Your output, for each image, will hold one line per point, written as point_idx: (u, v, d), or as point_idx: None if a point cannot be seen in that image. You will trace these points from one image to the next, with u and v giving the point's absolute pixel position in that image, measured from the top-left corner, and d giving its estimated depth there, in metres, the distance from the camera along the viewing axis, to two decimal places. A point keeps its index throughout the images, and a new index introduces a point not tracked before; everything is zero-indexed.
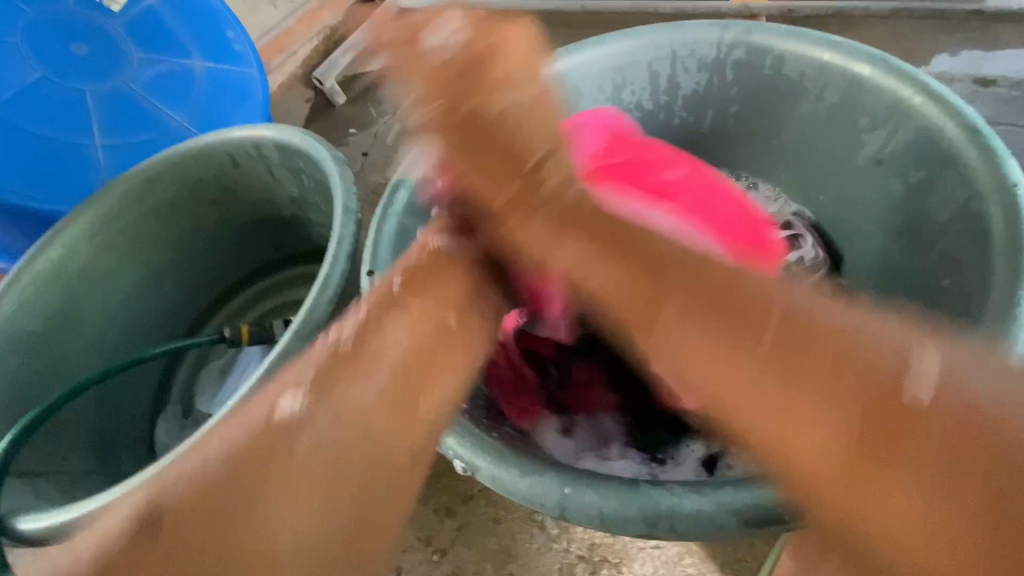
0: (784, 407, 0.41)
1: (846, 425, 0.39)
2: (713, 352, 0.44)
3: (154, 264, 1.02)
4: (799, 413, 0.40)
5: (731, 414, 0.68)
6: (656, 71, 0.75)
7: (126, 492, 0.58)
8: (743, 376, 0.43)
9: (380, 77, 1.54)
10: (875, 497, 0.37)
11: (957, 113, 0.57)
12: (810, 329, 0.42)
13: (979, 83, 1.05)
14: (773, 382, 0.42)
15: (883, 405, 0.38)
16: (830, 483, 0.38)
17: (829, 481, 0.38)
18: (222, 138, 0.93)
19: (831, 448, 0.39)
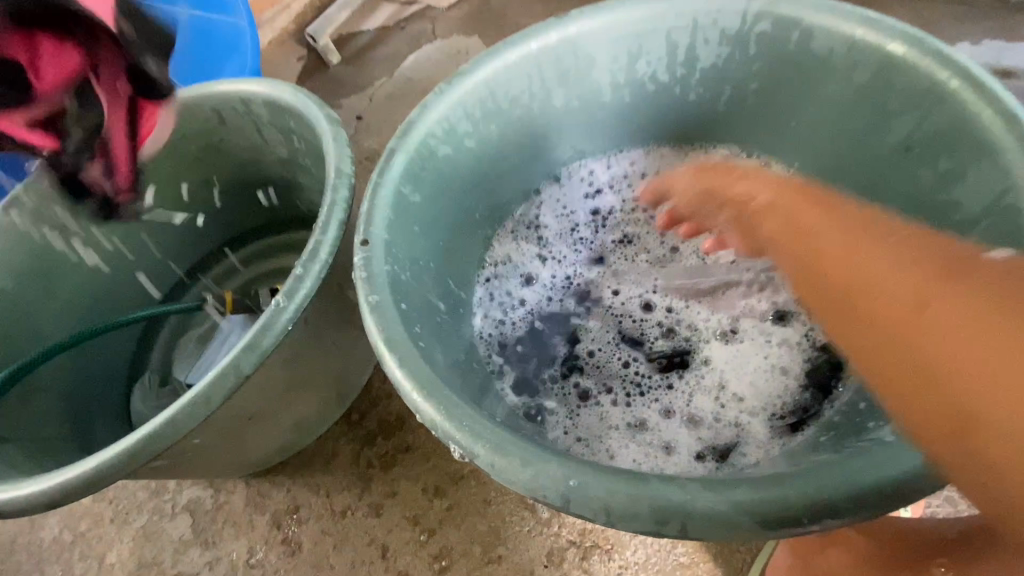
0: (872, 295, 0.47)
1: (995, 321, 0.41)
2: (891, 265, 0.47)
3: (133, 223, 0.97)
4: (878, 258, 0.48)
5: (751, 387, 0.67)
6: (675, 40, 0.71)
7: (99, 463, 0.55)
8: (893, 272, 0.47)
9: (377, 37, 1.47)
10: (968, 357, 0.40)
11: (999, 99, 0.54)
12: (921, 258, 0.47)
13: (999, 75, 1.02)
14: (895, 267, 0.47)
15: (956, 270, 0.46)
16: (982, 410, 0.39)
17: (950, 385, 0.41)
18: (209, 91, 0.89)
19: (960, 348, 0.41)
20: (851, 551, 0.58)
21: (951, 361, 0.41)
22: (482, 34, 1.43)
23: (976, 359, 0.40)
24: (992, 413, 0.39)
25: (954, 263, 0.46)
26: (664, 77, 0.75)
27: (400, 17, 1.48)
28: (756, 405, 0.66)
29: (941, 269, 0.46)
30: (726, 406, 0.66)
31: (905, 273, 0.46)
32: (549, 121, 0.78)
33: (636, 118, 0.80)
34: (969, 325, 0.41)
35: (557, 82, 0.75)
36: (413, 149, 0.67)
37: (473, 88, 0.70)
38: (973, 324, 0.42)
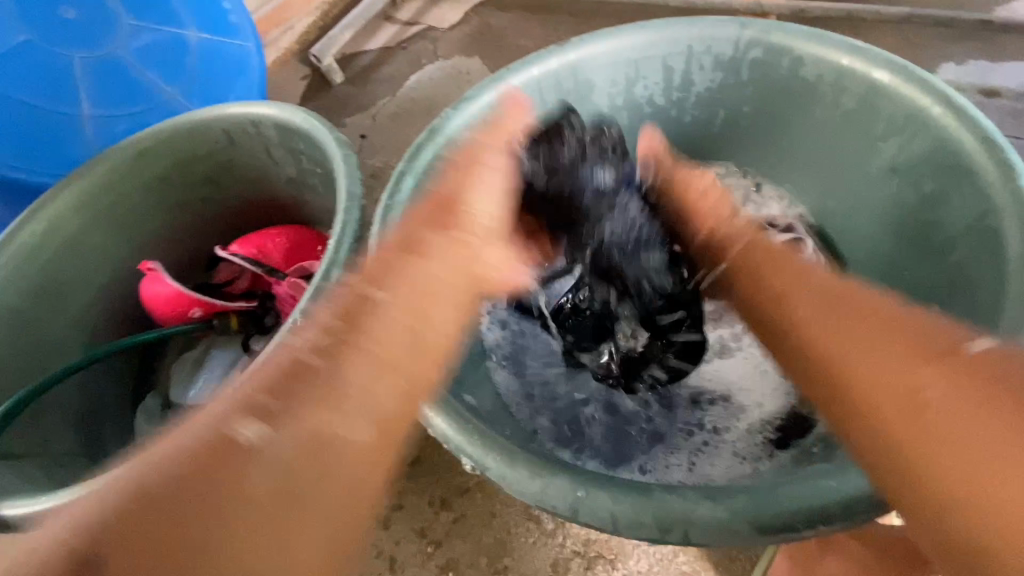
0: (956, 438, 0.36)
1: (948, 408, 0.37)
2: (872, 372, 0.41)
3: (144, 241, 1.00)
4: (976, 422, 0.36)
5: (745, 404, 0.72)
6: (670, 66, 0.75)
7: None
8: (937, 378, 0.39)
9: (379, 57, 1.51)
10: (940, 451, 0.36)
11: (976, 126, 0.57)
12: (901, 333, 0.43)
13: (983, 95, 1.04)
14: (957, 394, 0.38)
15: (950, 356, 0.40)
16: (952, 481, 0.35)
17: (961, 485, 0.35)
18: (219, 114, 0.92)
19: (974, 443, 0.35)
20: (854, 559, 0.61)
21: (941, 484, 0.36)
22: (484, 55, 1.46)
23: (986, 465, 0.35)
24: (992, 484, 0.34)
25: (977, 370, 0.38)
26: (661, 101, 0.78)
27: (401, 38, 1.52)
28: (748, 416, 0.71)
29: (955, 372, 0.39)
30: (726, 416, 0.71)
31: (909, 369, 0.40)
32: None
33: (633, 139, 0.84)
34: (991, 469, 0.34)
35: (559, 106, 0.77)
36: (421, 171, 0.70)
37: (477, 112, 0.73)
38: (924, 409, 0.38)
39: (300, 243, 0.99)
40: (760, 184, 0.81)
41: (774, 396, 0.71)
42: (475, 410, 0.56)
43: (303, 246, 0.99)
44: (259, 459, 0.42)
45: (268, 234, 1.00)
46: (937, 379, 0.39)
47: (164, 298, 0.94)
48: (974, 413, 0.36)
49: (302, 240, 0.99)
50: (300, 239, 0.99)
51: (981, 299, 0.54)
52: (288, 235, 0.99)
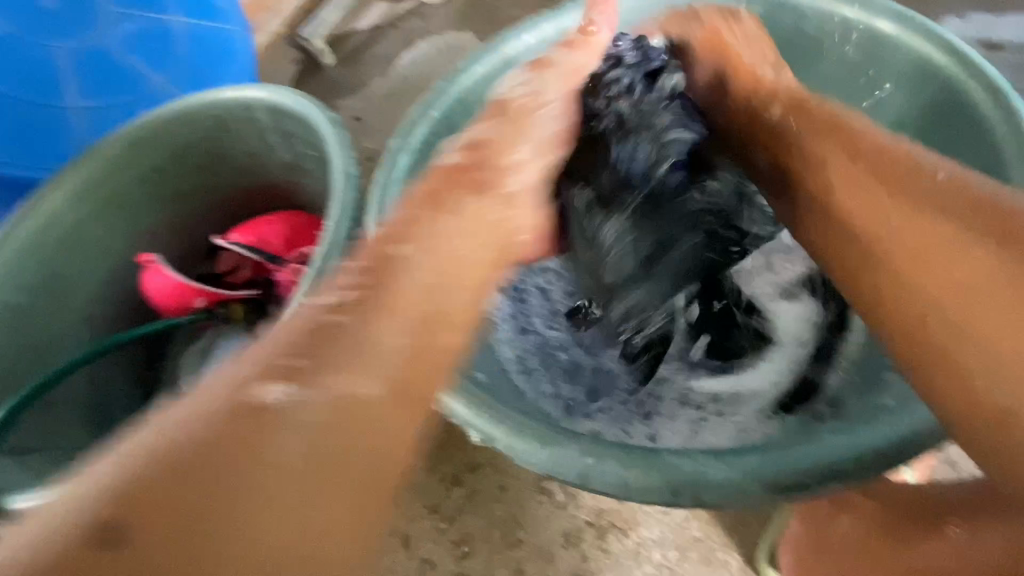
0: (964, 308, 0.43)
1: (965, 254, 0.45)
2: (946, 269, 0.45)
3: (142, 234, 1.00)
4: (984, 297, 0.43)
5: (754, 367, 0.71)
6: (669, 28, 0.73)
7: None
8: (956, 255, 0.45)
9: (369, 37, 1.47)
10: (973, 302, 0.43)
11: (982, 74, 0.56)
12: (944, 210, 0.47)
13: (986, 48, 1.02)
14: (988, 266, 0.43)
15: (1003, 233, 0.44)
16: (988, 390, 0.41)
17: (952, 314, 0.43)
18: (210, 100, 0.91)
19: (1003, 314, 0.41)
20: (866, 522, 0.58)
21: (995, 328, 0.41)
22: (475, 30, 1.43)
23: (1002, 318, 0.42)
24: (990, 379, 0.41)
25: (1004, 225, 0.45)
26: None
27: (391, 16, 1.49)
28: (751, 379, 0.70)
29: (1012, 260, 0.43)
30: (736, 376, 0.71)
31: (966, 255, 0.45)
32: None
33: None
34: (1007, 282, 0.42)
35: None
36: (416, 148, 0.69)
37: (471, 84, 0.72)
38: (971, 291, 0.43)
39: (299, 230, 0.98)
40: None
41: (776, 365, 0.71)
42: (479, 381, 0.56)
43: (302, 233, 0.98)
44: (290, 417, 0.39)
45: (268, 221, 0.99)
46: (939, 278, 0.45)
47: (166, 289, 0.94)
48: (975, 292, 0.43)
49: (302, 227, 0.99)
50: (299, 226, 0.99)
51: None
52: (287, 222, 0.99)
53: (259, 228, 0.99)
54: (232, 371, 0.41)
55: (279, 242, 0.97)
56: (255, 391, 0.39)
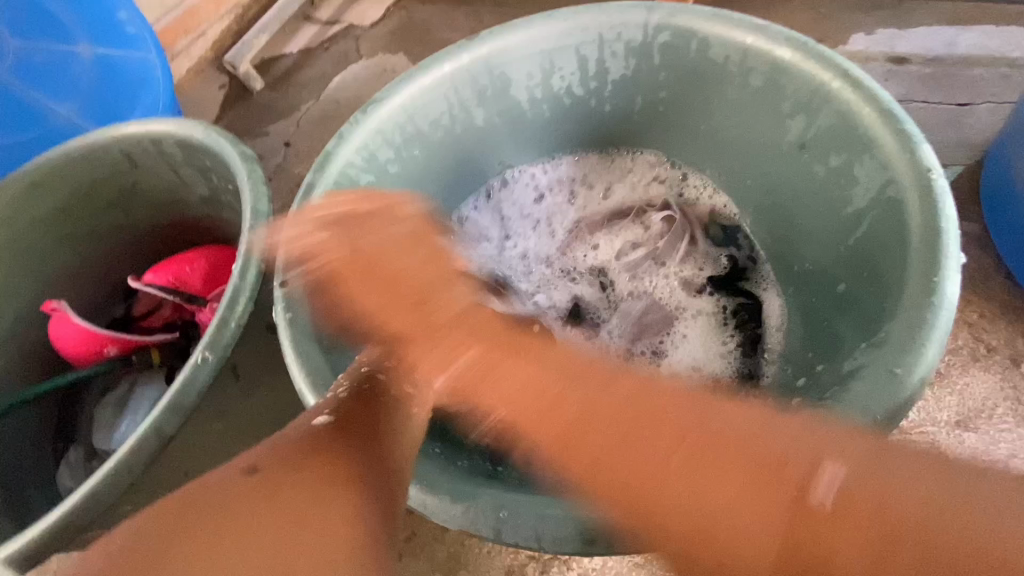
0: (817, 515, 0.38)
1: (870, 508, 0.37)
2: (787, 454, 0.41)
3: (49, 280, 0.93)
4: (859, 520, 0.37)
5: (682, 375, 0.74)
6: (584, 56, 0.73)
7: (31, 537, 0.55)
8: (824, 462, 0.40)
9: (300, 61, 1.43)
10: (677, 490, 0.42)
11: (874, 99, 0.58)
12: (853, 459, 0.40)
13: (893, 63, 1.07)
14: (858, 489, 0.38)
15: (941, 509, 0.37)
16: None
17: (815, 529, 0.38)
18: (115, 135, 0.85)
19: (857, 527, 0.37)
20: None
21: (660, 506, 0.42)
22: (408, 51, 1.41)
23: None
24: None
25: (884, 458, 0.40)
26: (579, 91, 0.77)
27: (322, 38, 1.45)
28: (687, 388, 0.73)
29: (880, 490, 0.38)
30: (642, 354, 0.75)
31: (785, 433, 0.43)
32: (474, 137, 0.78)
33: (556, 131, 0.82)
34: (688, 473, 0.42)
35: (477, 101, 0.74)
36: (334, 181, 0.66)
37: (390, 113, 0.69)
38: (833, 516, 0.38)
39: (223, 266, 0.94)
40: (686, 175, 0.82)
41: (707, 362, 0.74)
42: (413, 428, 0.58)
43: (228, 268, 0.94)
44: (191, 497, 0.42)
45: (186, 259, 0.94)
46: (839, 485, 0.39)
47: (77, 338, 0.88)
48: (838, 518, 0.38)
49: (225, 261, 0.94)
50: (223, 260, 0.94)
51: (884, 272, 0.55)
52: (210, 257, 0.94)
53: (178, 266, 0.93)
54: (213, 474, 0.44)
55: (205, 278, 0.92)
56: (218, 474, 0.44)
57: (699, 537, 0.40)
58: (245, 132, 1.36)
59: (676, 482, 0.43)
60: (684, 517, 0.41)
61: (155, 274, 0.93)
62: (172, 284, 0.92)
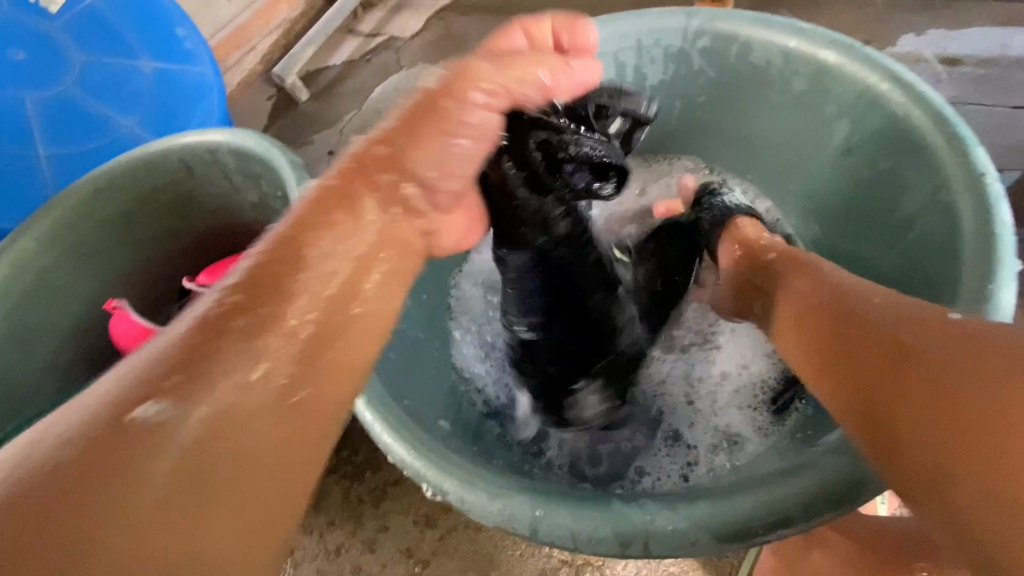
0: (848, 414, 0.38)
1: (872, 381, 0.36)
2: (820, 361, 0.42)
3: (112, 280, 1.00)
4: (877, 390, 0.35)
5: (711, 389, 0.75)
6: (622, 62, 0.73)
7: None
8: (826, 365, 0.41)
9: (344, 72, 1.49)
10: (848, 403, 0.37)
11: (924, 102, 0.56)
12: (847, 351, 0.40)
13: (945, 64, 1.03)
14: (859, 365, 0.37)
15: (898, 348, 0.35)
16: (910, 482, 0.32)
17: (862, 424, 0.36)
18: (175, 145, 0.90)
19: (871, 395, 0.36)
20: (834, 553, 0.62)
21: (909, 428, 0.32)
22: (446, 61, 1.45)
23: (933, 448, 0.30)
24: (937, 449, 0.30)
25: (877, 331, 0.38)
26: None
27: (365, 50, 1.50)
28: (721, 404, 0.73)
29: (870, 355, 0.37)
30: (676, 371, 0.76)
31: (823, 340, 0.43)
32: None
33: None
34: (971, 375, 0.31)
35: None
36: None
37: None
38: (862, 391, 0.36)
39: None
40: (726, 178, 0.81)
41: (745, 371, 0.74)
42: (440, 429, 0.58)
43: None
44: (171, 444, 0.30)
45: (237, 261, 0.98)
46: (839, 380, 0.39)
47: (135, 336, 0.93)
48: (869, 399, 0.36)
49: None
50: None
51: (935, 282, 0.54)
52: None
53: (229, 270, 0.98)
54: (96, 403, 0.30)
55: None
56: (108, 414, 0.30)
57: (946, 449, 0.30)
58: (291, 141, 1.42)
59: (944, 418, 0.30)
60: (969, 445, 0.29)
61: (208, 277, 0.98)
62: (223, 286, 0.96)
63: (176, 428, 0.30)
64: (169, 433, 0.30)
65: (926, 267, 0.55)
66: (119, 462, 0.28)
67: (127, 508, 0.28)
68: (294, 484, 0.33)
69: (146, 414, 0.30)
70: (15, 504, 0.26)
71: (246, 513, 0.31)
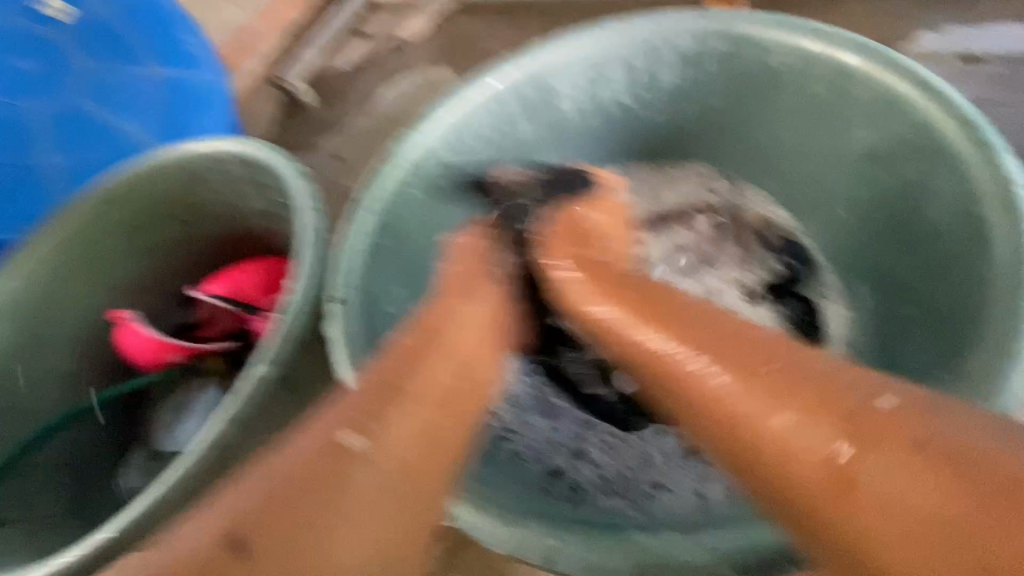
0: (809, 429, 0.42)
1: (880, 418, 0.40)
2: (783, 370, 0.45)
3: (120, 288, 1.00)
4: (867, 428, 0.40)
5: None
6: (634, 65, 0.71)
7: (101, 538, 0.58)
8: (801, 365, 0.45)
9: (350, 75, 1.48)
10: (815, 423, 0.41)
11: (950, 108, 0.54)
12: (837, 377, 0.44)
13: (965, 62, 1.00)
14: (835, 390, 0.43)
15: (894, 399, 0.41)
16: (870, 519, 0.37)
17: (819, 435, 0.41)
18: (182, 154, 0.90)
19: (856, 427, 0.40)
20: None
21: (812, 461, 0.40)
22: (454, 64, 1.43)
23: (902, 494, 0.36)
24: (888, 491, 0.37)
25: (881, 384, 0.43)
26: (628, 101, 0.75)
27: (371, 53, 1.49)
28: None
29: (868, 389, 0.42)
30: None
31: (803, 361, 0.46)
32: (522, 153, 0.78)
33: (604, 142, 0.80)
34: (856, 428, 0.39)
35: (525, 115, 0.74)
36: (385, 197, 0.66)
37: (439, 129, 0.70)
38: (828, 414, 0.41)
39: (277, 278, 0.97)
40: (738, 182, 0.78)
41: None
42: None
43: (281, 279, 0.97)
44: (360, 470, 0.44)
45: (243, 270, 0.97)
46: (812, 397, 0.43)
47: (143, 346, 0.93)
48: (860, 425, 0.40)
49: (279, 273, 0.97)
50: (277, 273, 0.97)
51: (970, 299, 0.52)
52: (265, 270, 0.97)
53: (235, 278, 0.97)
54: (305, 444, 0.45)
55: (261, 289, 0.96)
56: (326, 446, 0.45)
57: (906, 496, 0.36)
58: (298, 145, 1.41)
59: (879, 474, 0.37)
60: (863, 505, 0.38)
61: (214, 285, 0.98)
62: (229, 295, 0.96)
63: (356, 465, 0.44)
64: (353, 465, 0.44)
65: (957, 277, 0.54)
66: (333, 476, 0.43)
67: (325, 528, 0.42)
68: (421, 502, 0.46)
69: (351, 443, 0.45)
70: (254, 518, 0.42)
71: (379, 522, 0.43)
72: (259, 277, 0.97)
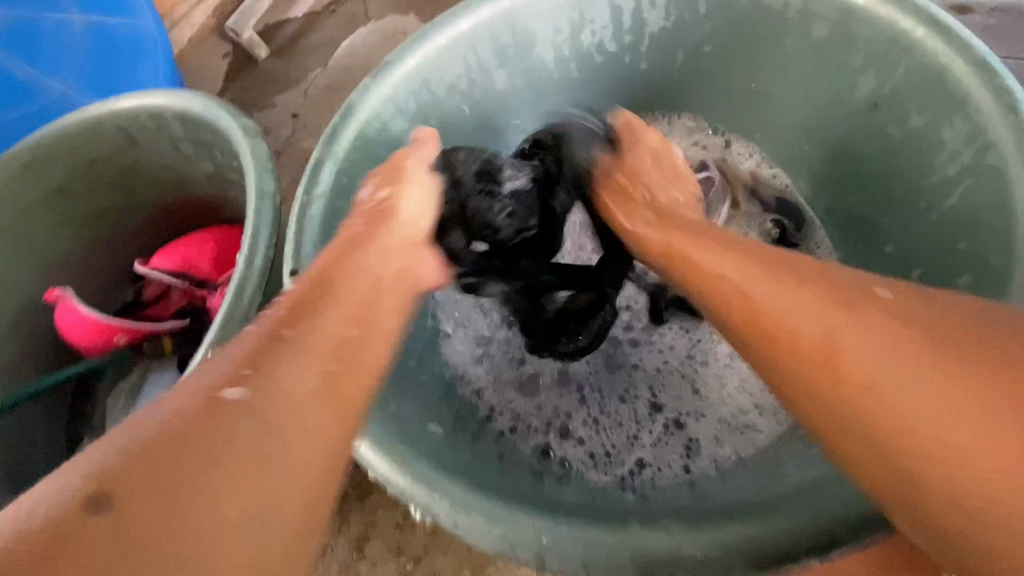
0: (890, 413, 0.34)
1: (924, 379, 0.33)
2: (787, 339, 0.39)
3: (56, 265, 0.90)
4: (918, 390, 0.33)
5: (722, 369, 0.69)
6: (616, 5, 0.64)
7: None
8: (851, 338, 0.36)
9: (305, 26, 1.35)
10: (886, 391, 0.34)
11: (966, 48, 0.49)
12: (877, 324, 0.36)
13: (955, 12, 0.96)
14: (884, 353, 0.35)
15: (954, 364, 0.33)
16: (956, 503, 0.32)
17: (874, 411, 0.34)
18: (111, 110, 0.79)
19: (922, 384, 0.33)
20: None
21: (877, 399, 0.34)
22: (419, 13, 1.32)
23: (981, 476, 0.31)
24: (985, 467, 0.31)
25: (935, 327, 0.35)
26: (611, 46, 0.68)
27: (327, 0, 1.36)
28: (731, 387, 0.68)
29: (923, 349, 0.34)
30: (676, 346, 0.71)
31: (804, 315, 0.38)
32: (497, 104, 0.71)
33: (586, 94, 0.73)
34: (896, 351, 0.35)
35: (498, 62, 0.66)
36: (343, 154, 0.59)
37: (404, 77, 0.62)
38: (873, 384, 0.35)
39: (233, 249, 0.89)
40: (731, 140, 0.75)
41: None
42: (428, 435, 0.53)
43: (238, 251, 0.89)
44: (254, 417, 0.36)
45: (194, 241, 0.89)
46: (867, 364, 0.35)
47: (84, 326, 0.84)
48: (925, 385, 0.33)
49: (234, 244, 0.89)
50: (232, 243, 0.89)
51: (989, 255, 0.48)
52: (218, 241, 0.89)
53: (184, 250, 0.88)
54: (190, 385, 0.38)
55: (214, 263, 0.88)
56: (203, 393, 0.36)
57: (998, 478, 0.31)
58: (251, 104, 1.29)
59: (957, 445, 0.32)
60: (902, 402, 0.33)
61: (161, 259, 0.89)
62: (178, 269, 0.87)
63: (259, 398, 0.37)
64: (245, 408, 0.36)
65: (969, 233, 0.51)
66: (216, 420, 0.35)
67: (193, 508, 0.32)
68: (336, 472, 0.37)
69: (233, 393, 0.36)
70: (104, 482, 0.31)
71: (283, 500, 0.34)
72: (212, 249, 0.88)
